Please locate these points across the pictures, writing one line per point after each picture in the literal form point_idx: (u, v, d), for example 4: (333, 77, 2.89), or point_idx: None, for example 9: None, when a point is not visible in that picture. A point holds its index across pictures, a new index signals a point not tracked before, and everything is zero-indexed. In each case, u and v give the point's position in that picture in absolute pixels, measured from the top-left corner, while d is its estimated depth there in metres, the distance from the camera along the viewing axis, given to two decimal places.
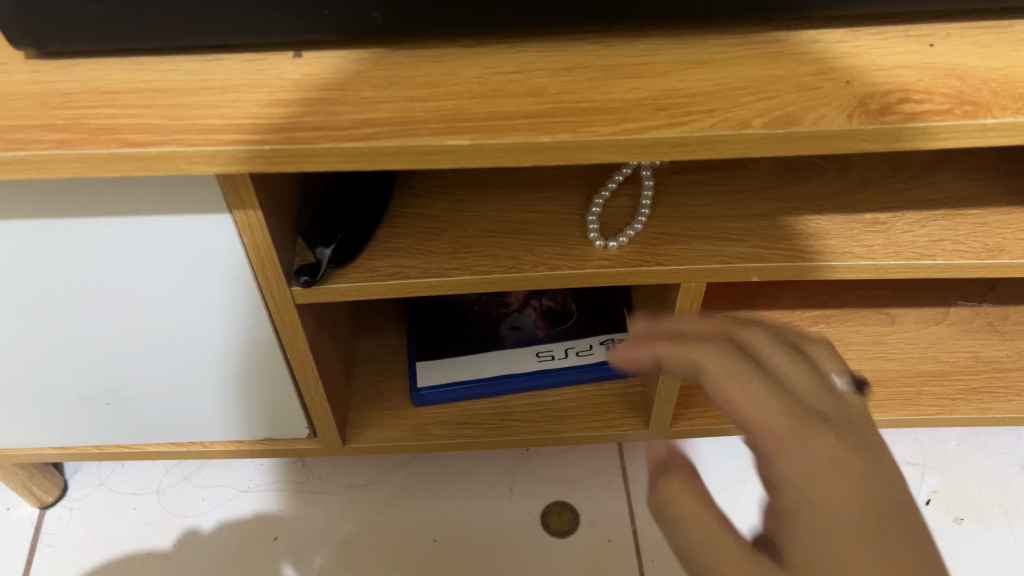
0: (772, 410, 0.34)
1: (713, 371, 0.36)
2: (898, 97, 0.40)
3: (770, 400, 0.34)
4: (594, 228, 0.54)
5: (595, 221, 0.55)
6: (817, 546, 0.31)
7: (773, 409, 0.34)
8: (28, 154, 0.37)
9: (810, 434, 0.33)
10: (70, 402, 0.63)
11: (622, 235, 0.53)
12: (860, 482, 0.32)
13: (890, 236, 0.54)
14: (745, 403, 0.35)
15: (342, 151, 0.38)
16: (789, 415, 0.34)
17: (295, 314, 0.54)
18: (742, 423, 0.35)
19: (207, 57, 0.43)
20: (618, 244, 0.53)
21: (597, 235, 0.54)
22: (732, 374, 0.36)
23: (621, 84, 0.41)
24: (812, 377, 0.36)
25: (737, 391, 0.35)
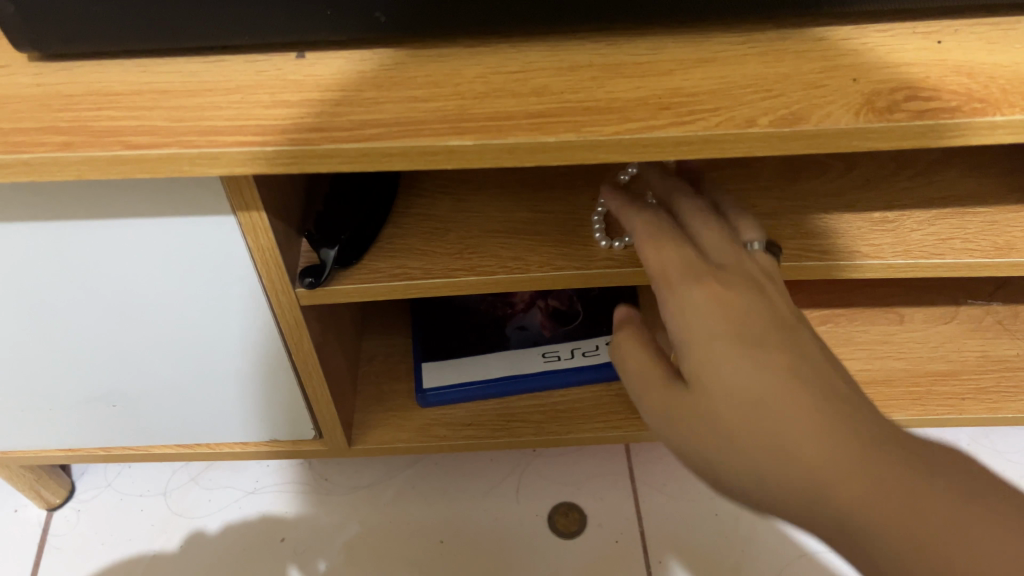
0: (685, 275, 0.43)
1: (652, 253, 0.46)
2: (905, 94, 0.39)
3: (689, 266, 0.44)
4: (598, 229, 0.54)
5: (600, 221, 0.54)
6: (722, 369, 0.37)
7: (685, 273, 0.43)
8: (30, 156, 0.37)
9: (714, 286, 0.41)
10: (75, 404, 0.63)
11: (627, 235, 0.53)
12: (754, 316, 0.39)
13: (898, 234, 0.54)
14: (666, 270, 0.44)
15: (345, 152, 0.38)
16: (698, 272, 0.43)
17: (299, 316, 0.54)
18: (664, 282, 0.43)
19: (209, 59, 0.43)
20: (621, 244, 0.53)
21: (602, 235, 0.53)
22: (662, 251, 0.45)
23: (625, 83, 0.40)
24: (727, 244, 0.46)
25: (667, 265, 0.44)
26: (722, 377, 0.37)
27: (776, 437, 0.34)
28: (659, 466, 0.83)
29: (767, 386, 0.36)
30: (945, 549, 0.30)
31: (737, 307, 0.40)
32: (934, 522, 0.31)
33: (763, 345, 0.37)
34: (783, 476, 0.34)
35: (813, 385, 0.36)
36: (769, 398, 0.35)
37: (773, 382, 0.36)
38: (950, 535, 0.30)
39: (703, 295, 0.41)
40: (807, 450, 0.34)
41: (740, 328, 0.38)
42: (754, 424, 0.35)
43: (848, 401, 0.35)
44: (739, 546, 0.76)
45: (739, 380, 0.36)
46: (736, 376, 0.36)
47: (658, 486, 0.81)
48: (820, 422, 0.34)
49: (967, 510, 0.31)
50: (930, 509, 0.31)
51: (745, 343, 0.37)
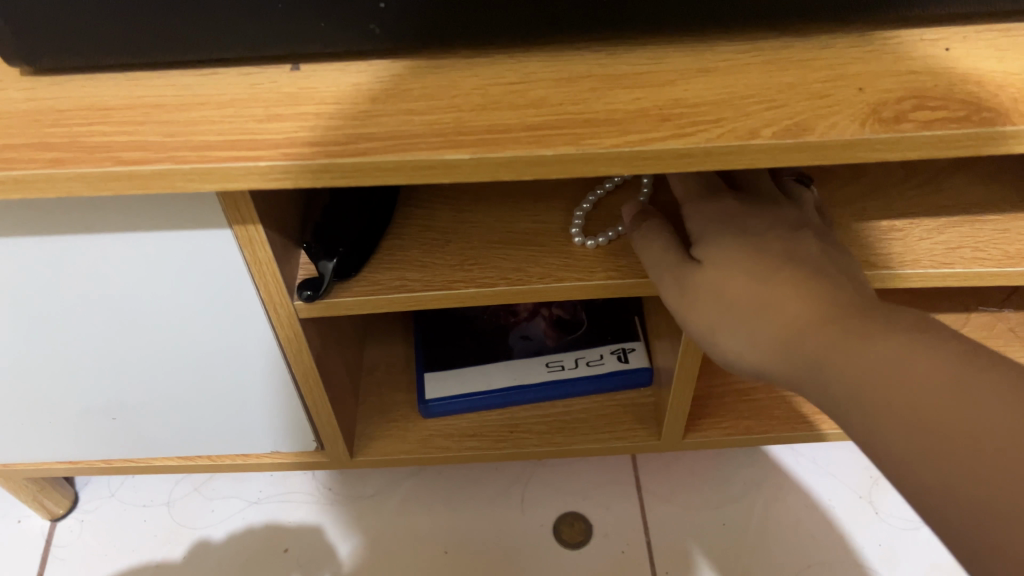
0: (708, 201, 0.49)
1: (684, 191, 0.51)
2: (912, 103, 0.38)
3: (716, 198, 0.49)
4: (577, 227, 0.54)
5: (580, 220, 0.55)
6: (723, 258, 0.45)
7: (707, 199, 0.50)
8: (20, 173, 0.37)
9: (731, 209, 0.48)
10: (75, 417, 0.62)
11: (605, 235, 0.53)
12: (759, 227, 0.46)
13: (906, 243, 0.53)
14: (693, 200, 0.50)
15: (339, 166, 0.37)
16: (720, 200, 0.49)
17: (298, 329, 0.54)
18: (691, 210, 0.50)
19: (203, 72, 0.42)
20: (597, 243, 0.53)
21: (579, 232, 0.54)
22: (695, 188, 0.51)
23: (625, 94, 0.40)
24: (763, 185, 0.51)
25: (697, 198, 0.50)
26: (723, 275, 0.44)
27: (762, 301, 0.41)
28: (665, 474, 0.82)
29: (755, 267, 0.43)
30: (886, 385, 0.36)
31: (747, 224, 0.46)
32: (879, 364, 0.36)
33: (759, 248, 0.44)
34: (763, 333, 0.41)
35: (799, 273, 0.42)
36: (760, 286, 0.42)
37: (762, 273, 0.42)
38: (892, 373, 0.36)
39: (721, 217, 0.47)
40: (786, 324, 0.40)
41: (744, 237, 0.45)
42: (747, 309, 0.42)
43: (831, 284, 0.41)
44: (746, 554, 0.76)
45: (736, 276, 0.43)
46: (732, 275, 0.43)
47: (665, 495, 0.80)
48: (798, 300, 0.40)
49: (908, 350, 0.36)
50: (878, 354, 0.36)
51: (747, 247, 0.44)
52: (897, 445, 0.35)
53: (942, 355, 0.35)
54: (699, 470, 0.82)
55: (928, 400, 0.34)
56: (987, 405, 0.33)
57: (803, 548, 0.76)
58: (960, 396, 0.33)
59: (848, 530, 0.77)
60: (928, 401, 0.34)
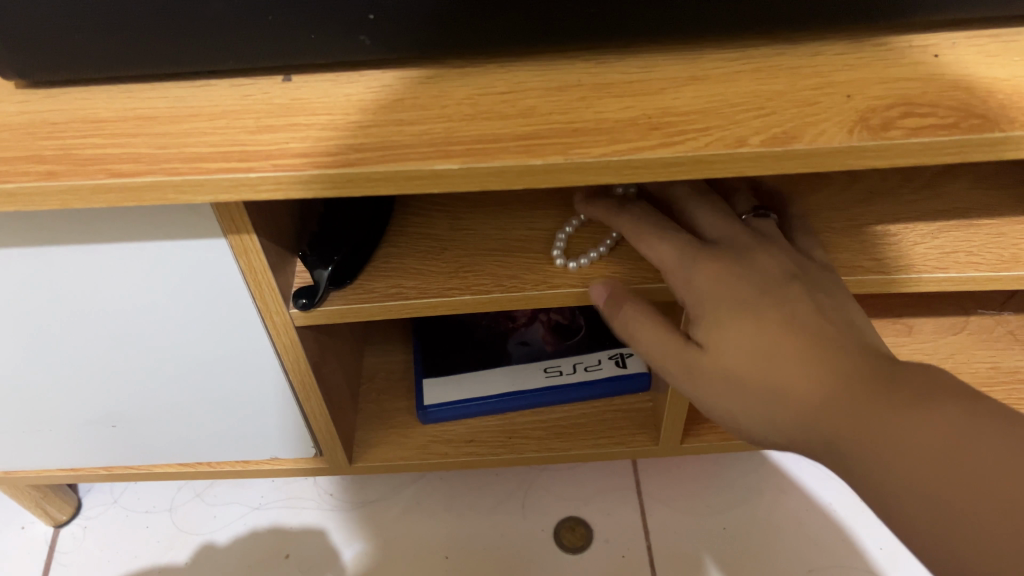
0: (686, 261, 0.46)
1: (651, 253, 0.48)
2: (901, 110, 0.38)
3: (689, 260, 0.46)
4: (557, 249, 0.53)
5: (561, 241, 0.54)
6: (720, 331, 0.44)
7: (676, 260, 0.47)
8: (14, 186, 0.37)
9: (708, 269, 0.45)
10: (75, 425, 0.63)
11: (583, 257, 0.53)
12: (742, 285, 0.44)
13: (901, 248, 0.53)
14: (664, 263, 0.48)
15: (330, 176, 0.37)
16: (694, 262, 0.46)
17: (295, 337, 0.54)
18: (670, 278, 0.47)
19: (196, 84, 0.42)
20: (575, 264, 0.53)
21: (558, 253, 0.53)
22: (659, 249, 0.48)
23: (614, 103, 0.40)
24: (724, 223, 0.48)
25: (666, 261, 0.47)
26: (723, 354, 0.44)
27: (769, 382, 0.42)
28: (665, 479, 0.82)
29: (755, 345, 0.42)
30: (894, 455, 0.37)
31: (732, 282, 0.45)
32: (884, 430, 0.38)
33: (754, 315, 0.43)
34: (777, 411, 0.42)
35: (797, 334, 0.42)
36: (762, 361, 0.42)
37: (760, 341, 0.42)
38: (897, 437, 0.37)
39: (704, 287, 0.45)
40: (790, 394, 0.41)
41: (734, 300, 0.44)
42: (750, 378, 0.43)
43: (828, 341, 0.41)
44: (747, 559, 0.76)
45: (735, 345, 0.43)
46: (733, 351, 0.43)
47: (665, 500, 0.80)
48: (800, 367, 0.41)
49: (912, 415, 0.37)
50: (886, 429, 0.38)
51: (741, 309, 0.44)
52: (914, 519, 0.36)
53: (943, 412, 0.36)
54: (700, 475, 0.82)
55: (933, 460, 0.36)
56: (988, 458, 0.34)
57: (803, 553, 0.76)
58: (962, 450, 0.35)
59: (849, 534, 0.77)
60: (933, 470, 0.35)
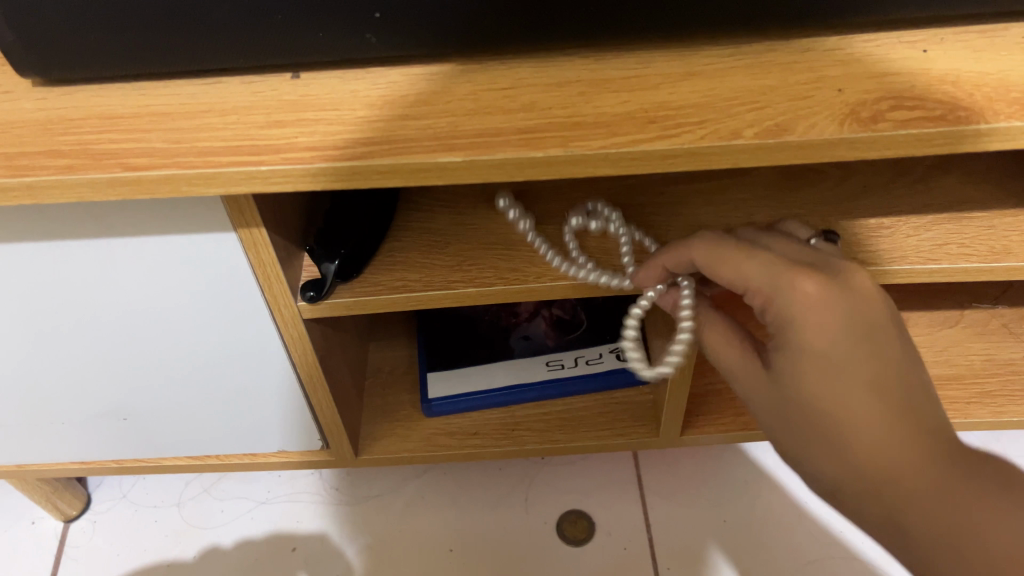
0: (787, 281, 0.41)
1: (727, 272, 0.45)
2: (889, 103, 0.40)
3: (786, 278, 0.42)
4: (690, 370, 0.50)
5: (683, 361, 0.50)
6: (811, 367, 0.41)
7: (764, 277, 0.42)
8: (32, 179, 0.38)
9: (805, 289, 0.41)
10: (86, 418, 0.64)
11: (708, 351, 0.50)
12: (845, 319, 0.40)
13: (894, 240, 0.54)
14: (747, 280, 0.43)
15: (336, 169, 0.39)
16: (793, 280, 0.41)
17: (302, 329, 0.55)
18: (760, 298, 0.43)
19: (207, 81, 0.44)
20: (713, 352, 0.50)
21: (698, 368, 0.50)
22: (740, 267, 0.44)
23: (613, 97, 0.41)
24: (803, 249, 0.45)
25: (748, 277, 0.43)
26: (814, 391, 0.40)
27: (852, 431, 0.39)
28: (666, 473, 0.83)
29: (850, 388, 0.39)
30: (972, 542, 0.37)
31: (833, 315, 0.40)
32: (968, 515, 0.37)
33: (854, 358, 0.40)
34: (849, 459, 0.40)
35: (891, 395, 0.39)
36: (851, 408, 0.39)
37: (850, 390, 0.39)
38: (978, 524, 0.37)
39: (801, 313, 0.41)
40: (869, 453, 0.39)
41: (830, 343, 0.40)
42: (830, 425, 0.40)
43: (914, 405, 0.40)
44: (747, 551, 0.77)
45: (823, 388, 0.40)
46: (824, 391, 0.40)
47: (666, 493, 0.82)
48: (891, 426, 0.39)
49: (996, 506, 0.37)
50: (968, 512, 0.37)
51: (836, 354, 0.40)
52: None
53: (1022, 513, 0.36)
54: (700, 468, 0.83)
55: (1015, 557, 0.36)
56: None
57: (802, 544, 0.77)
58: None
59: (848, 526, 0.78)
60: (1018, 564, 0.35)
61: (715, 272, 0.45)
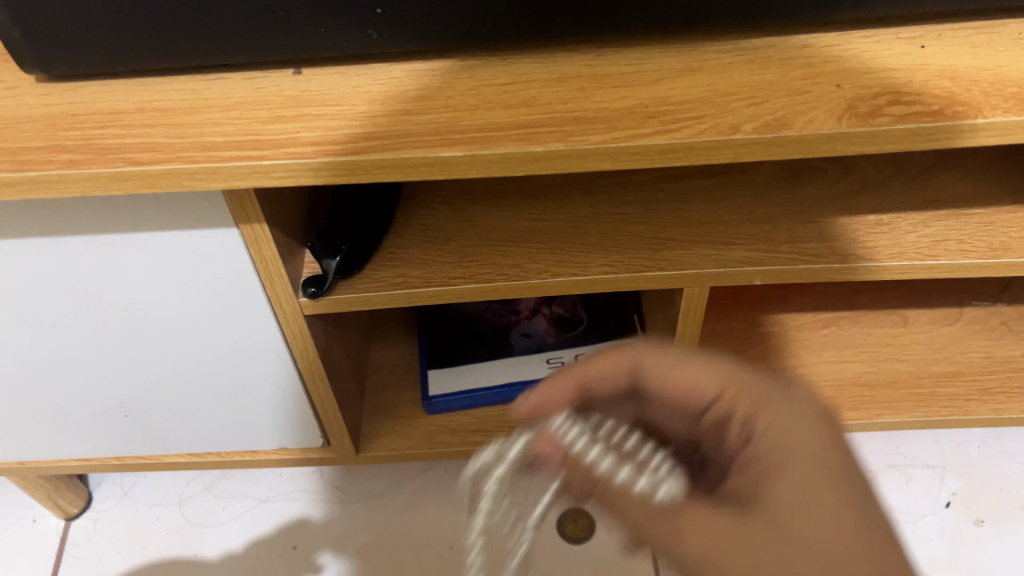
0: (770, 387, 0.37)
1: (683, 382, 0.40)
2: (888, 99, 0.40)
3: (763, 382, 0.38)
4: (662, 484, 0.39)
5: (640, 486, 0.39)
6: (783, 478, 0.34)
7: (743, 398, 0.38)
8: (36, 174, 0.39)
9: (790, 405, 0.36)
10: (89, 415, 0.64)
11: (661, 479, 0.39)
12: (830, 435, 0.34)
13: (894, 237, 0.54)
14: (718, 387, 0.39)
15: (338, 163, 0.39)
16: (778, 385, 0.37)
17: (304, 326, 0.56)
18: (729, 408, 0.39)
19: (210, 77, 0.44)
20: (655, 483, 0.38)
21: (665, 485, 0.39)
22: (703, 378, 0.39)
23: (612, 93, 0.41)
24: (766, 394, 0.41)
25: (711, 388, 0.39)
26: (780, 501, 0.33)
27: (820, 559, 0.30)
28: None
29: (831, 502, 0.32)
30: None
31: (818, 427, 0.35)
32: None
33: (841, 473, 0.33)
34: None
35: (877, 528, 0.31)
36: (823, 528, 0.31)
37: (825, 505, 0.32)
38: None
39: (779, 411, 0.36)
40: None
41: (812, 447, 0.34)
42: (794, 547, 0.31)
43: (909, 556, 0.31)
44: None
45: (791, 498, 0.33)
46: (794, 503, 0.32)
47: None
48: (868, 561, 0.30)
49: None
50: None
51: (813, 465, 0.33)
52: None
53: None
54: None
55: None
56: None
57: None
58: None
59: None
60: None
61: (671, 383, 0.41)
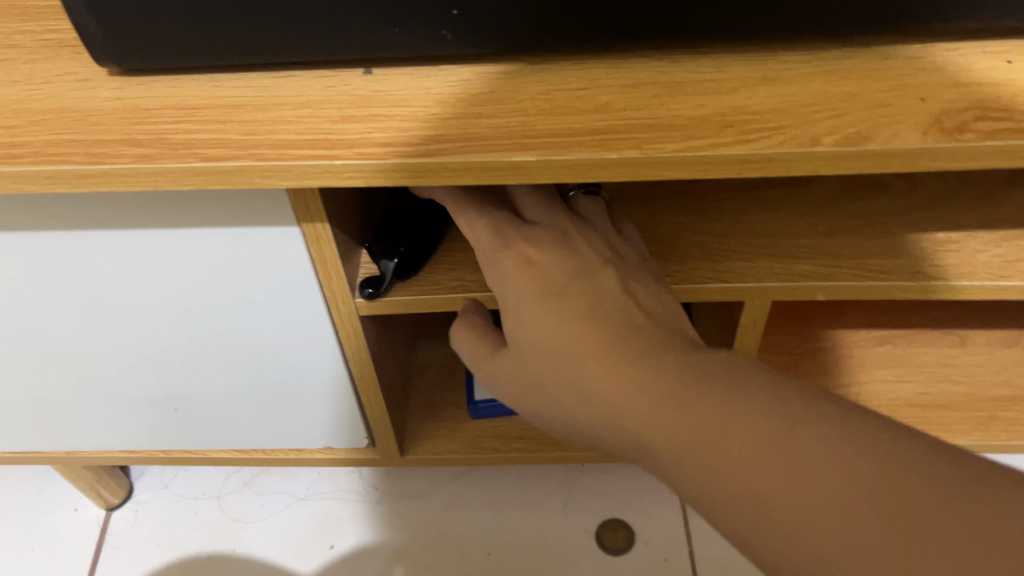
0: (500, 252, 0.45)
1: (499, 276, 0.45)
2: (975, 114, 0.39)
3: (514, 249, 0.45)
4: None
5: None
6: (525, 320, 0.43)
7: (563, 350, 0.40)
8: (110, 167, 0.39)
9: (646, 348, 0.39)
10: (138, 407, 0.64)
11: None
12: (553, 268, 0.44)
13: (963, 255, 0.52)
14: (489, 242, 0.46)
15: (410, 165, 0.38)
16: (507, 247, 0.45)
17: (359, 326, 0.56)
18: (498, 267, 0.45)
19: (281, 75, 0.44)
20: None
21: None
22: (529, 312, 0.42)
23: (688, 101, 0.41)
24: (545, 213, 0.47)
25: (530, 285, 0.43)
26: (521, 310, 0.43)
27: (560, 363, 0.40)
28: None
29: (548, 326, 0.41)
30: (716, 460, 0.33)
31: (531, 283, 0.43)
32: (703, 442, 0.33)
33: (561, 300, 0.42)
34: (569, 406, 0.40)
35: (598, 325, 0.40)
36: (555, 341, 0.41)
37: (547, 329, 0.41)
38: (721, 442, 0.33)
39: (519, 285, 0.44)
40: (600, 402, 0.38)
41: (536, 310, 0.42)
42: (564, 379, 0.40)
43: (632, 347, 0.39)
44: None
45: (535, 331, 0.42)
46: (532, 311, 0.42)
47: None
48: (598, 355, 0.39)
49: (726, 420, 0.33)
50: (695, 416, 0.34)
51: (528, 309, 0.43)
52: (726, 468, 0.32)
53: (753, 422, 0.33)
54: None
55: (773, 464, 0.31)
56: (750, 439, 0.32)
57: None
58: (772, 453, 0.32)
59: None
60: (762, 462, 0.32)
61: (523, 249, 0.45)
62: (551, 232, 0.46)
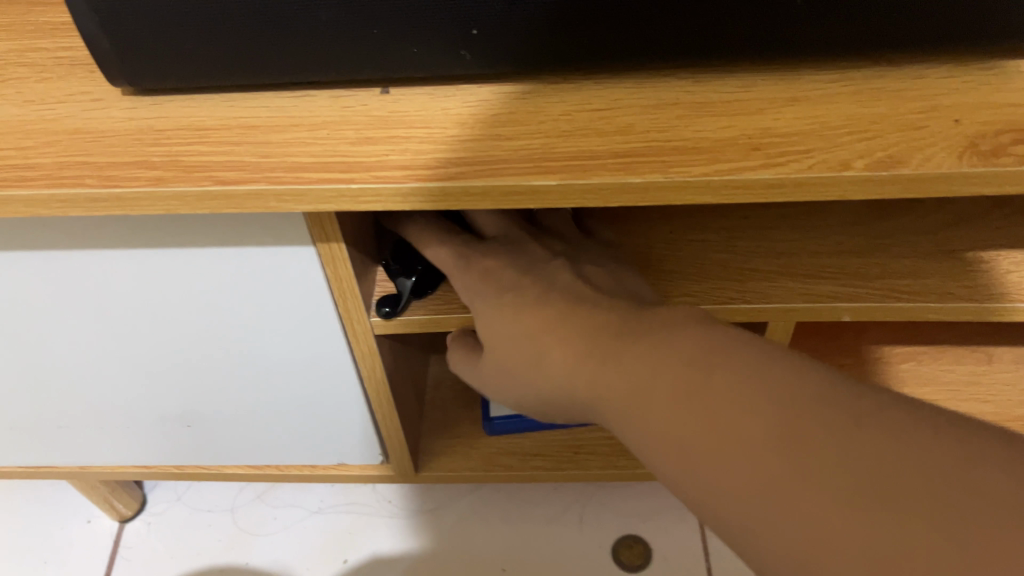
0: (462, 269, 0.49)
1: (460, 288, 0.49)
2: (1012, 136, 0.37)
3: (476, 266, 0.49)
4: None
5: None
6: (498, 322, 0.46)
7: (529, 333, 0.43)
8: (123, 191, 0.38)
9: (598, 321, 0.41)
10: (152, 423, 0.64)
11: None
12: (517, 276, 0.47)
13: (995, 275, 0.51)
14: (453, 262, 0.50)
15: (429, 189, 0.37)
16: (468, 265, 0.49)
17: (374, 345, 0.55)
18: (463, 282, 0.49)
19: (297, 94, 0.43)
20: None
21: None
22: (494, 312, 0.46)
23: (713, 122, 0.40)
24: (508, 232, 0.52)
25: (487, 289, 0.47)
26: (490, 318, 0.46)
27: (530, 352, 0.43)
28: None
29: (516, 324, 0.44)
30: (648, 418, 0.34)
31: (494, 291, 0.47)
32: (638, 403, 0.35)
33: (523, 300, 0.45)
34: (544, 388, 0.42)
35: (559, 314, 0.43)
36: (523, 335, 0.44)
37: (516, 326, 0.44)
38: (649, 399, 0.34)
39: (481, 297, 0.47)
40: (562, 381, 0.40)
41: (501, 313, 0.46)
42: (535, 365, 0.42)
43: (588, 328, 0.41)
44: None
45: (506, 328, 0.45)
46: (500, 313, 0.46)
47: None
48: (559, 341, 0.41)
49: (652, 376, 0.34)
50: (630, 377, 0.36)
51: (497, 310, 0.46)
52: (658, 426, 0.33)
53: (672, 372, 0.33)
54: None
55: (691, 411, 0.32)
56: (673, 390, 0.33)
57: None
58: (690, 401, 0.32)
59: None
60: (684, 412, 0.32)
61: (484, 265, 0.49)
62: (504, 245, 0.51)
